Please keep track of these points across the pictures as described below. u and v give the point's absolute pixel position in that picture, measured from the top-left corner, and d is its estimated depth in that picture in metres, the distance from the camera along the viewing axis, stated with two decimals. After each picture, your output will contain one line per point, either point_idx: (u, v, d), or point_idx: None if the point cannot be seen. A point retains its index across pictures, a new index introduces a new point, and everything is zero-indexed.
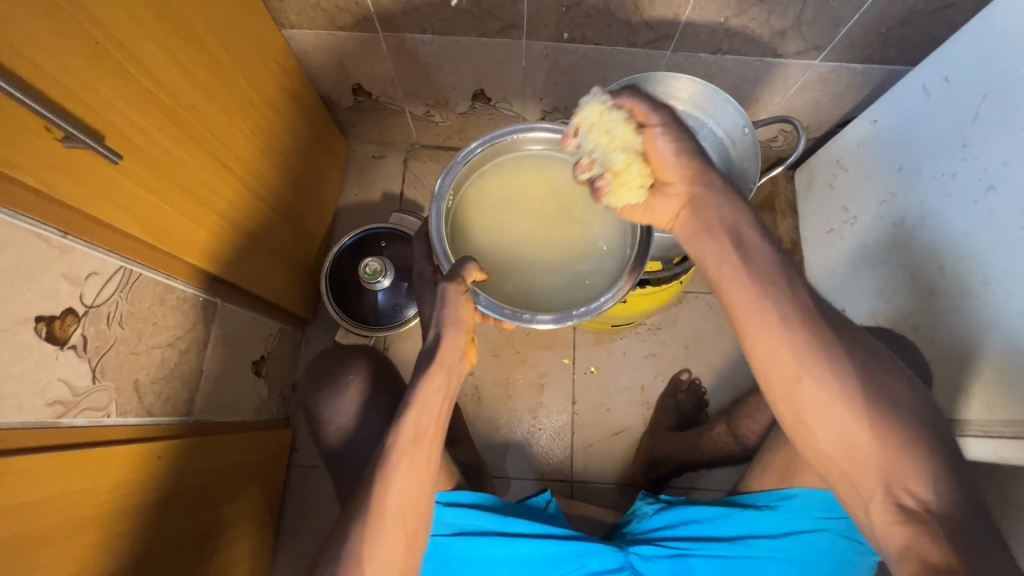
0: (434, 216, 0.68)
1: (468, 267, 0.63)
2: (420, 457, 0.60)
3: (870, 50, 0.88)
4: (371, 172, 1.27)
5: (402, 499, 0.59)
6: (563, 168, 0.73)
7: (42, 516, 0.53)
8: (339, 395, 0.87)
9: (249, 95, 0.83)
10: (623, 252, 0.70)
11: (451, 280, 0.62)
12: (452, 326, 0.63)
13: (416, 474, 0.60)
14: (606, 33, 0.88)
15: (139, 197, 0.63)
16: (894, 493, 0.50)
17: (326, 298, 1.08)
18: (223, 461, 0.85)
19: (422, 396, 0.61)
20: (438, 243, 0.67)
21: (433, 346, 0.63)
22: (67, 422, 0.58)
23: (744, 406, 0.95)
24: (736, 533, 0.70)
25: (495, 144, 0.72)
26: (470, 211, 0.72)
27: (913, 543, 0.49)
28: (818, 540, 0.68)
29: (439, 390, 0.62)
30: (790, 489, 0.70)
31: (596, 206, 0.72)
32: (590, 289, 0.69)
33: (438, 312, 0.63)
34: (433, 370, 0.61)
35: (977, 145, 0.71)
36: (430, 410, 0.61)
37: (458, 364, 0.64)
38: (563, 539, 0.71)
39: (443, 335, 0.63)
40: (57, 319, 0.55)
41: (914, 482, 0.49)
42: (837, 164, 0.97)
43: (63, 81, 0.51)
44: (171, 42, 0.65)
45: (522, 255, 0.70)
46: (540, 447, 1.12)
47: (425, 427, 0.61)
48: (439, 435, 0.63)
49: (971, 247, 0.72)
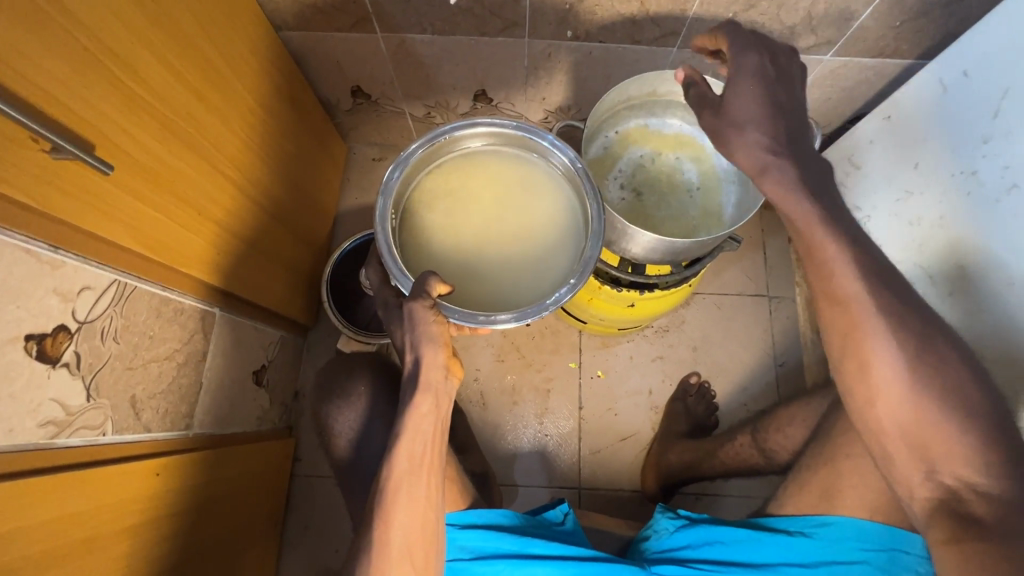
0: (381, 233, 0.65)
1: (431, 281, 0.62)
2: (418, 486, 0.63)
3: (882, 43, 0.85)
4: (370, 174, 1.25)
5: (405, 537, 0.62)
6: (510, 162, 0.73)
7: (35, 542, 0.51)
8: (339, 410, 0.85)
9: (246, 100, 0.81)
10: (576, 242, 0.69)
11: (416, 298, 0.60)
12: (429, 345, 0.61)
13: (417, 506, 0.63)
14: (610, 30, 0.85)
15: (133, 208, 0.61)
16: (935, 474, 0.52)
17: (326, 307, 1.03)
18: (223, 477, 0.83)
19: (414, 423, 0.63)
20: (388, 255, 0.63)
21: (414, 371, 0.63)
22: (61, 443, 0.56)
23: (773, 418, 0.93)
24: (765, 559, 0.70)
25: (436, 143, 0.70)
26: (418, 217, 0.71)
27: (940, 512, 0.52)
28: (856, 571, 0.67)
29: (429, 415, 0.63)
30: (829, 516, 0.70)
31: (541, 198, 0.72)
32: (547, 287, 0.67)
33: (409, 335, 0.62)
34: (420, 397, 0.62)
35: (1000, 142, 0.69)
36: (422, 435, 0.63)
37: (445, 384, 0.64)
38: (581, 560, 0.72)
39: (421, 358, 0.62)
40: (49, 337, 0.54)
41: (963, 470, 0.50)
42: (849, 162, 0.95)
43: (49, 89, 0.49)
44: (165, 47, 0.63)
45: (476, 256, 0.69)
46: (548, 455, 1.10)
47: (418, 457, 0.63)
48: (436, 465, 0.65)
49: (997, 247, 0.69)
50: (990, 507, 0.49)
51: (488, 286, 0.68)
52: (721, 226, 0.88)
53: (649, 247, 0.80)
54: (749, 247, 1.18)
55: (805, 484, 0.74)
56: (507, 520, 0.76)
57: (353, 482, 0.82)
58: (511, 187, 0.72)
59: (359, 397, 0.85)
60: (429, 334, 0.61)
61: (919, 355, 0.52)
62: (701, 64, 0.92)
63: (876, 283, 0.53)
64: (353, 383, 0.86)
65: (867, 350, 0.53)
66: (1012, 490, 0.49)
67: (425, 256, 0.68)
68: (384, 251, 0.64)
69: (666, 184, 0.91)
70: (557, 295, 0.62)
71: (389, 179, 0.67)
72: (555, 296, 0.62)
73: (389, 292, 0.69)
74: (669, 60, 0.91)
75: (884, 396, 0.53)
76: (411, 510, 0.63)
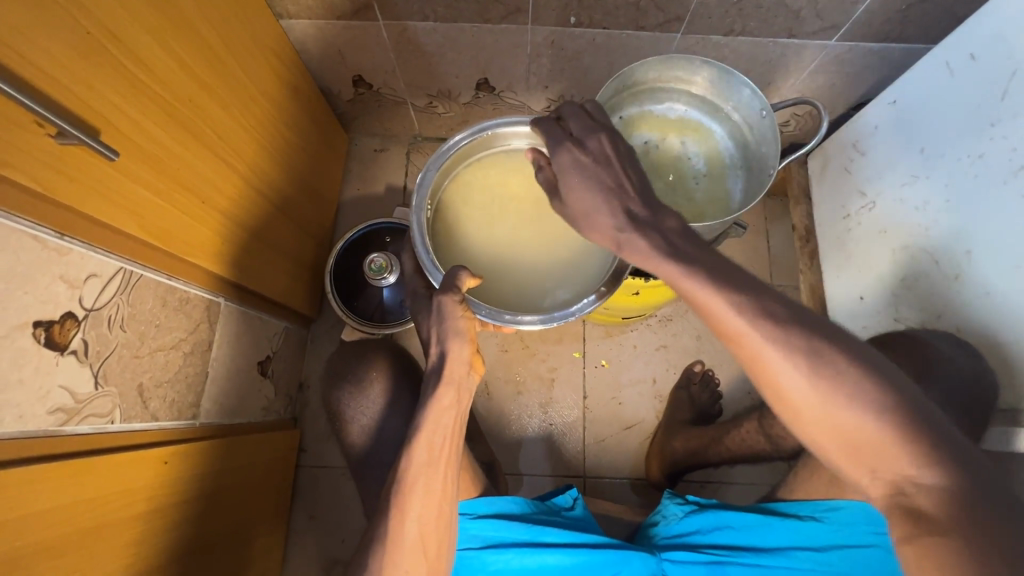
0: (415, 226, 0.67)
1: (462, 276, 0.62)
2: (435, 482, 0.64)
3: (888, 28, 0.84)
4: (372, 165, 1.24)
5: (420, 524, 0.62)
6: None
7: (45, 528, 0.51)
8: (351, 395, 0.85)
9: (248, 88, 0.80)
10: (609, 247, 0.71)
11: (446, 292, 0.61)
12: (456, 338, 0.63)
13: (433, 500, 0.63)
14: (614, 16, 0.84)
15: (138, 195, 0.61)
16: (881, 471, 0.48)
17: (329, 297, 1.06)
18: (230, 466, 0.83)
19: (434, 413, 0.64)
20: (421, 248, 0.66)
21: (439, 364, 0.64)
22: (69, 430, 0.56)
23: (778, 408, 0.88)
24: (773, 544, 0.71)
25: (478, 138, 0.71)
26: (456, 210, 0.73)
27: (896, 506, 0.48)
28: (866, 553, 0.68)
29: (450, 409, 0.64)
30: (838, 500, 0.71)
31: None
32: (577, 291, 0.69)
33: (437, 328, 0.63)
34: (442, 390, 0.63)
35: (1007, 125, 0.68)
36: (441, 429, 0.64)
37: (466, 379, 0.66)
38: (593, 547, 0.72)
39: (448, 352, 0.64)
40: (56, 324, 0.53)
41: (910, 464, 0.46)
42: (854, 148, 0.95)
43: (51, 73, 0.49)
44: (167, 33, 0.63)
45: (509, 255, 0.72)
46: (553, 444, 1.10)
47: (436, 452, 0.64)
48: (453, 459, 0.66)
49: (1003, 230, 0.69)
50: (936, 500, 0.45)
51: (518, 286, 0.70)
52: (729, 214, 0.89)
53: None
54: (753, 236, 1.18)
55: (812, 468, 0.74)
56: (517, 508, 0.76)
57: (361, 470, 0.83)
58: None
59: (372, 384, 0.85)
60: (456, 328, 0.63)
61: (816, 361, 0.47)
62: (705, 50, 0.91)
63: (772, 313, 0.48)
64: (360, 372, 0.87)
65: (778, 371, 0.48)
66: (958, 480, 0.45)
67: (458, 249, 0.71)
68: (418, 244, 0.66)
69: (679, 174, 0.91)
70: (583, 303, 0.64)
71: (427, 173, 0.69)
72: (580, 304, 0.64)
73: (420, 281, 0.76)
74: (673, 46, 0.91)
75: (810, 410, 0.48)
76: (424, 496, 0.63)
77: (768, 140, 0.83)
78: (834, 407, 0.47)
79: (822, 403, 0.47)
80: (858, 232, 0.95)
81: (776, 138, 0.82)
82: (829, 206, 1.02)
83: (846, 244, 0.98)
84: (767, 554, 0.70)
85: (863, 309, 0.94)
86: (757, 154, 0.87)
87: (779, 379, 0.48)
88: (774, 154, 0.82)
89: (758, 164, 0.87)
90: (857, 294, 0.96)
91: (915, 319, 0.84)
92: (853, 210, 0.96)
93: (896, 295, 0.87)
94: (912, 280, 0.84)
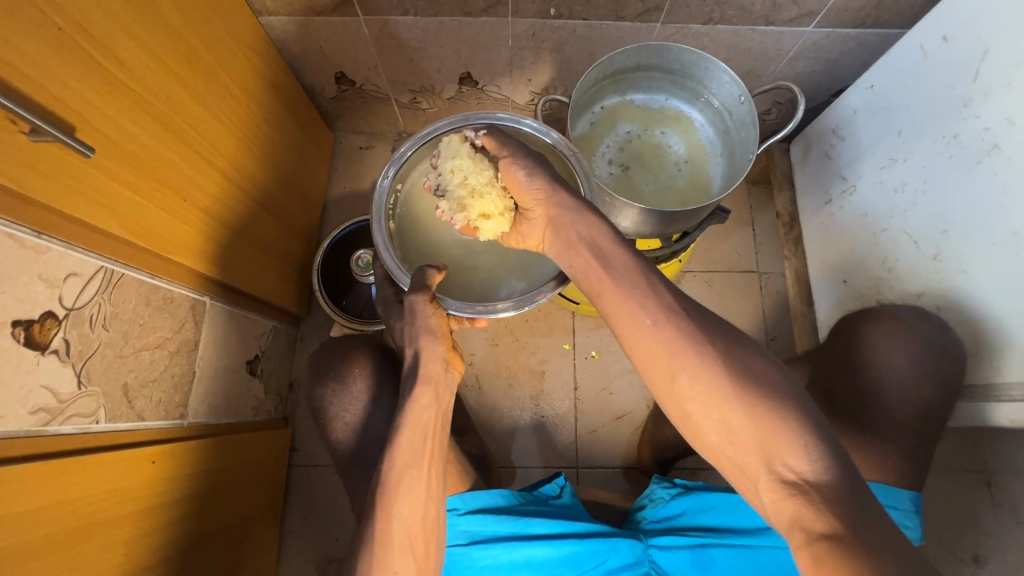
0: (380, 238, 0.71)
1: (430, 273, 0.69)
2: (419, 479, 0.64)
3: (863, 13, 0.85)
4: (358, 162, 1.24)
5: (409, 518, 0.62)
6: None
7: (31, 528, 0.51)
8: (334, 392, 0.86)
9: (227, 85, 0.79)
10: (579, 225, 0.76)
11: (416, 292, 0.67)
12: (428, 337, 0.67)
13: (418, 497, 0.63)
14: (593, 7, 0.84)
15: (115, 192, 0.60)
16: (775, 468, 0.48)
17: (317, 293, 1.03)
18: (221, 465, 0.83)
19: (413, 413, 0.65)
20: (384, 252, 0.70)
21: (414, 364, 0.68)
22: (53, 430, 0.56)
23: None
24: (758, 526, 0.72)
25: (423, 145, 0.75)
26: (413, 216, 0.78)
27: (796, 520, 0.47)
28: None
29: (430, 407, 0.66)
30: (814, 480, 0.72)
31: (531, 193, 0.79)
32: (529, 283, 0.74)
33: (410, 328, 0.68)
34: (420, 390, 0.66)
35: (980, 104, 0.69)
36: (422, 427, 0.65)
37: (445, 376, 0.68)
38: (580, 537, 0.73)
39: (421, 351, 0.68)
40: (36, 323, 0.53)
41: (790, 455, 0.48)
42: (835, 133, 0.96)
43: (20, 67, 0.48)
44: (140, 29, 0.62)
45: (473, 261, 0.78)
46: (545, 436, 1.10)
47: (416, 451, 0.64)
48: (437, 457, 0.66)
49: (981, 208, 0.70)
50: None
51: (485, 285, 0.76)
52: (710, 199, 0.91)
53: (639, 219, 0.81)
54: (737, 223, 1.19)
55: None
56: (503, 502, 0.76)
57: (352, 466, 0.83)
58: None
59: (355, 379, 0.86)
60: (429, 327, 0.67)
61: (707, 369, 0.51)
62: (684, 39, 0.92)
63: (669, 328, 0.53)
64: (345, 367, 0.88)
65: (684, 376, 0.51)
66: None
67: (427, 248, 0.77)
68: (383, 249, 0.71)
69: (654, 161, 0.93)
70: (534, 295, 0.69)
71: (384, 179, 0.73)
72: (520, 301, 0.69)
73: (389, 288, 0.79)
74: (652, 36, 0.91)
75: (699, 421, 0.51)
76: (413, 489, 0.63)
77: (749, 126, 0.84)
78: (717, 413, 0.50)
79: (709, 409, 0.50)
80: (840, 216, 0.96)
81: (755, 123, 0.82)
82: (812, 192, 1.04)
83: (830, 229, 0.99)
84: (752, 534, 0.71)
85: (847, 293, 0.96)
86: (738, 139, 0.88)
87: (676, 366, 0.51)
88: (754, 139, 0.83)
89: (741, 149, 0.87)
90: (843, 279, 0.97)
91: (897, 298, 0.85)
92: (835, 195, 0.97)
93: (880, 277, 0.88)
94: (894, 261, 0.85)
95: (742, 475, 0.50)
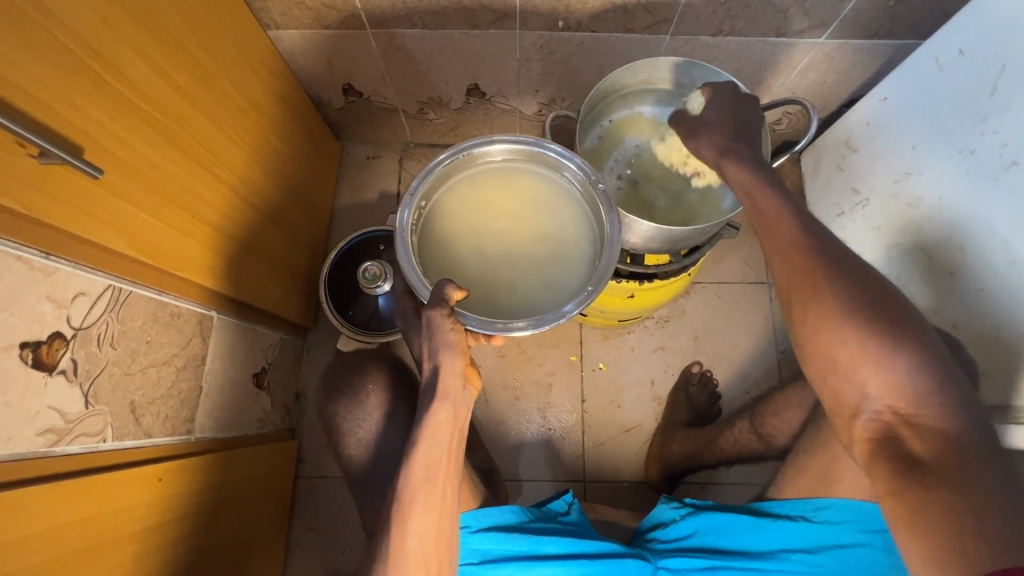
0: (401, 253, 0.69)
1: (449, 288, 0.63)
2: (434, 496, 0.64)
3: (877, 24, 0.84)
4: (365, 173, 1.24)
5: (418, 539, 0.63)
6: (517, 177, 0.80)
7: (37, 551, 0.51)
8: (350, 399, 0.88)
9: (236, 100, 0.80)
10: (592, 248, 0.75)
11: (434, 306, 0.62)
12: (448, 353, 0.63)
13: (432, 514, 0.64)
14: (601, 20, 0.83)
15: (125, 212, 0.60)
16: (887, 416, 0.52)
17: (324, 306, 1.04)
18: (227, 478, 0.83)
19: (429, 431, 0.64)
20: (408, 267, 0.68)
21: (433, 378, 0.65)
22: (60, 450, 0.56)
23: (768, 404, 0.94)
24: (771, 549, 0.71)
25: (447, 164, 0.76)
26: (431, 232, 0.76)
27: None
28: (856, 557, 0.68)
29: (447, 424, 0.65)
30: (826, 500, 0.71)
31: (540, 212, 0.79)
32: (551, 302, 0.72)
33: (428, 344, 0.64)
34: (437, 406, 0.64)
35: (998, 119, 0.68)
36: (438, 445, 0.64)
37: (462, 392, 0.66)
38: (591, 558, 0.72)
39: (440, 366, 0.64)
40: (44, 345, 0.53)
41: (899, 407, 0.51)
42: (846, 145, 0.95)
43: (28, 89, 0.48)
44: (148, 47, 0.62)
45: (489, 281, 0.75)
46: (551, 448, 1.09)
47: (430, 471, 0.64)
48: (452, 475, 0.66)
49: (998, 224, 0.68)
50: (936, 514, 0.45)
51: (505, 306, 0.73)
52: (719, 215, 0.88)
53: (649, 236, 0.79)
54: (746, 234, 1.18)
55: (804, 468, 0.75)
56: (515, 518, 0.75)
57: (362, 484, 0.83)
58: (519, 201, 0.79)
59: (367, 396, 0.88)
60: (447, 342, 0.63)
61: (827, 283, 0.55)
62: (693, 51, 0.91)
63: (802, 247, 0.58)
64: (358, 384, 0.89)
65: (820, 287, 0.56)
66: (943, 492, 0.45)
67: (443, 264, 0.75)
68: (406, 264, 0.68)
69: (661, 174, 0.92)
70: (569, 305, 0.66)
71: (409, 196, 0.72)
72: (552, 314, 0.65)
73: (410, 302, 0.82)
74: (662, 47, 0.90)
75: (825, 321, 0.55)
76: (425, 509, 0.63)
77: None
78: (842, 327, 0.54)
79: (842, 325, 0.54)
80: (854, 229, 0.95)
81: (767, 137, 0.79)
82: (825, 204, 1.02)
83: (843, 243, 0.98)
84: (762, 558, 0.70)
85: None
86: None
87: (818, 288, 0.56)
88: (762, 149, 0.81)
89: None
90: None
91: None
92: (847, 207, 0.96)
93: None
94: (909, 275, 0.84)
95: (841, 407, 0.55)
